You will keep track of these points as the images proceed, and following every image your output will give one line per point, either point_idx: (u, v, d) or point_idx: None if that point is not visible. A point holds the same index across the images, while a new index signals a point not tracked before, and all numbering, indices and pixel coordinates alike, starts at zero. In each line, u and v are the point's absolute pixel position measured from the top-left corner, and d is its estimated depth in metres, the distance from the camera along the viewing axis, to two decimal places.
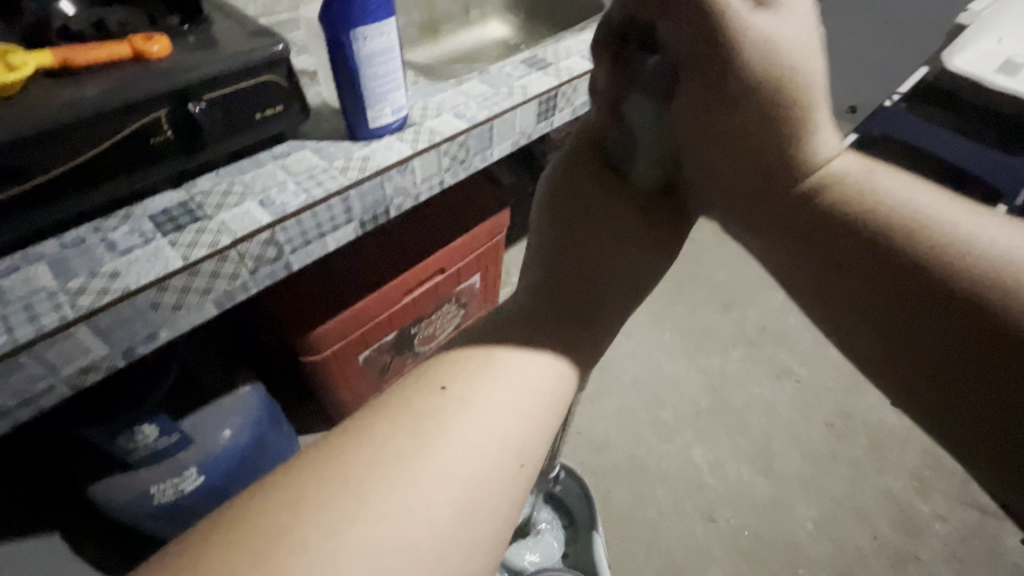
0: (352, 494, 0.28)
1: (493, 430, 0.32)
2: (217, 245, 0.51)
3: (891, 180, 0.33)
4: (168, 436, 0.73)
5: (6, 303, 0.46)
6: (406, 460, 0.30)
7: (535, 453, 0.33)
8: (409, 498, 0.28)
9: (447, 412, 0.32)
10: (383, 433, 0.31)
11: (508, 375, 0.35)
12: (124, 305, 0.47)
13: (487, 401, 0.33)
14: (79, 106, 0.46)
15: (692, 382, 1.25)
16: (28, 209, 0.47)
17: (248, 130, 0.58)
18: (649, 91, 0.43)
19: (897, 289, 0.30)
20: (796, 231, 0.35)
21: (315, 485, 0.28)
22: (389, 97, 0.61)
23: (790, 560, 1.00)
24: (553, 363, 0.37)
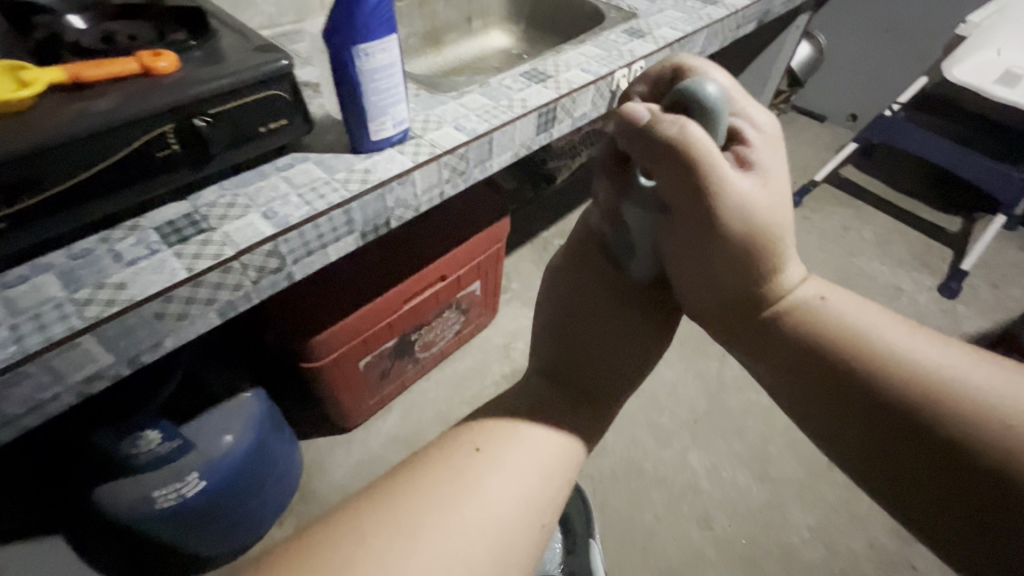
0: (381, 548, 0.31)
1: (519, 489, 0.35)
2: (221, 256, 0.53)
3: (845, 306, 0.39)
4: (171, 441, 0.75)
5: (16, 312, 0.47)
6: (432, 512, 0.33)
7: (554, 512, 0.37)
8: (441, 546, 0.31)
9: (477, 469, 0.36)
10: (425, 483, 0.35)
11: (528, 442, 0.39)
12: (131, 315, 0.48)
13: (514, 462, 0.37)
14: (90, 121, 0.47)
15: (691, 387, 1.26)
16: (36, 220, 0.48)
17: (253, 143, 0.59)
18: (643, 205, 0.45)
19: (862, 414, 0.35)
20: (781, 365, 0.39)
21: (369, 526, 0.32)
22: (390, 111, 0.62)
23: (787, 566, 1.01)
24: (565, 441, 0.41)
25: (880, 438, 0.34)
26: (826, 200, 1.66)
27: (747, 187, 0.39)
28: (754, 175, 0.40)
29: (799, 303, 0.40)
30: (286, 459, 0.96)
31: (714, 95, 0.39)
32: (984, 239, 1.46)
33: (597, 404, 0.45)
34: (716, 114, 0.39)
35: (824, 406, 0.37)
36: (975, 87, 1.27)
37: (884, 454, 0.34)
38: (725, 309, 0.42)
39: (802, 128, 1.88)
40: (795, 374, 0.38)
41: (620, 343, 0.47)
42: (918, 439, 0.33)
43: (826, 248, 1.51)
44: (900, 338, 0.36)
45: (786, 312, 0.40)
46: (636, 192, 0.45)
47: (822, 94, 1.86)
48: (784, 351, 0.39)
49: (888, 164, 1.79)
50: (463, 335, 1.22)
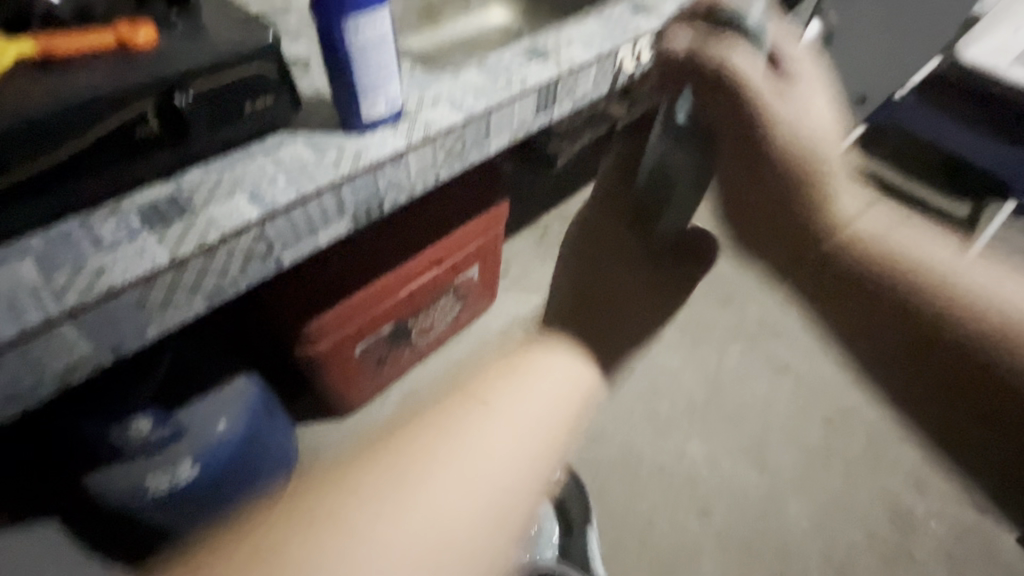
0: (379, 497, 0.31)
1: (522, 444, 0.35)
2: (205, 242, 0.50)
3: (908, 239, 0.42)
4: (163, 428, 0.75)
5: None
6: (434, 458, 0.33)
7: (557, 464, 0.36)
8: (439, 504, 0.31)
9: (476, 421, 0.35)
10: (421, 438, 0.34)
11: (536, 392, 0.37)
12: (111, 303, 0.47)
13: (517, 417, 0.36)
14: (61, 98, 0.45)
15: (691, 375, 1.24)
16: (9, 203, 0.46)
17: (238, 122, 0.56)
18: (690, 144, 0.46)
19: (857, 303, 0.42)
20: (830, 294, 0.43)
21: (363, 478, 0.31)
22: (382, 88, 0.59)
23: (784, 556, 1.01)
24: (578, 382, 0.39)
25: (923, 350, 0.39)
26: None
27: (793, 111, 0.44)
28: (797, 96, 0.44)
29: (858, 237, 0.42)
30: (281, 447, 0.94)
31: (755, 25, 0.44)
32: (992, 227, 1.44)
33: (613, 346, 0.42)
34: (761, 38, 0.44)
35: (884, 327, 0.41)
36: (990, 69, 1.24)
37: (928, 366, 0.40)
38: (759, 205, 0.45)
39: None
40: (826, 292, 0.43)
41: (642, 290, 0.42)
42: (947, 362, 0.39)
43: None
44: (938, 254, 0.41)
45: (849, 242, 0.42)
46: (675, 130, 0.46)
47: None
48: (794, 249, 0.44)
49: (896, 148, 1.75)
50: (461, 321, 1.21)
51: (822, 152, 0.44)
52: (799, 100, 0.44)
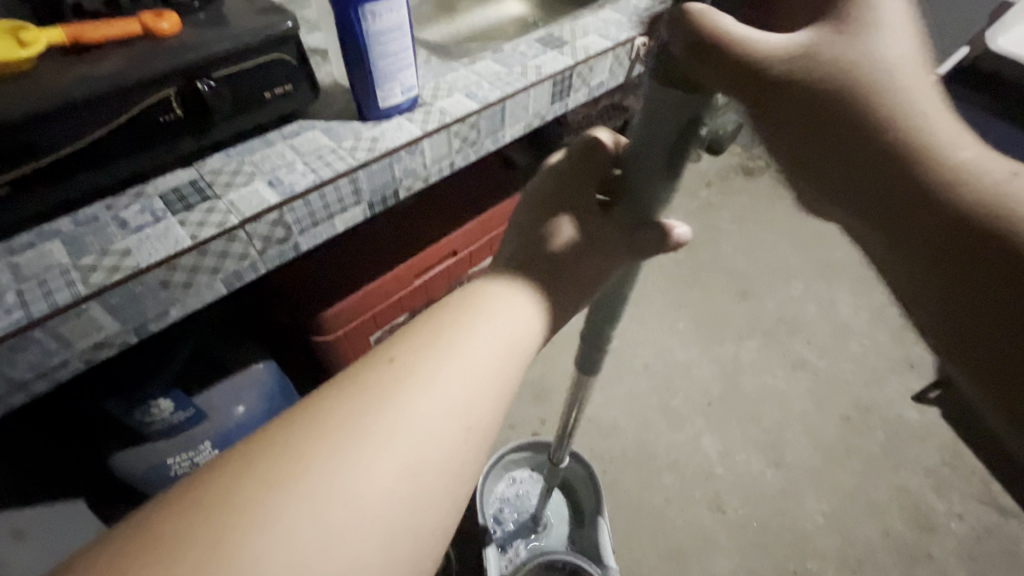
0: (368, 418, 0.34)
1: (442, 399, 0.36)
2: (226, 225, 0.52)
3: (976, 158, 0.31)
4: (184, 411, 0.76)
5: (22, 279, 0.47)
6: (395, 411, 0.35)
7: (478, 416, 0.37)
8: (359, 462, 0.33)
9: (391, 381, 0.36)
10: (336, 403, 0.35)
11: (452, 350, 0.38)
12: (135, 283, 0.48)
13: (432, 375, 0.37)
14: (91, 84, 0.46)
15: (706, 370, 1.23)
16: (40, 185, 0.47)
17: (258, 109, 0.57)
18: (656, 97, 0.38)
19: (917, 232, 0.32)
20: (902, 256, 0.33)
21: (283, 446, 0.33)
22: (399, 76, 0.60)
23: (798, 552, 1.00)
24: (496, 336, 0.40)
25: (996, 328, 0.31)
26: None
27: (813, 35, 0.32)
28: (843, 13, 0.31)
29: (946, 170, 0.31)
30: None
31: None
32: None
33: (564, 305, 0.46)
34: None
35: (942, 295, 0.32)
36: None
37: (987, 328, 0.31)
38: (818, 125, 0.32)
39: None
40: (884, 234, 0.33)
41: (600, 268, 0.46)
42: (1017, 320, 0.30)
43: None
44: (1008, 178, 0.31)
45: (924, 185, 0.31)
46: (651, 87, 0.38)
47: None
48: (855, 173, 0.32)
49: None
50: None
51: (891, 72, 0.31)
52: (883, 38, 0.31)
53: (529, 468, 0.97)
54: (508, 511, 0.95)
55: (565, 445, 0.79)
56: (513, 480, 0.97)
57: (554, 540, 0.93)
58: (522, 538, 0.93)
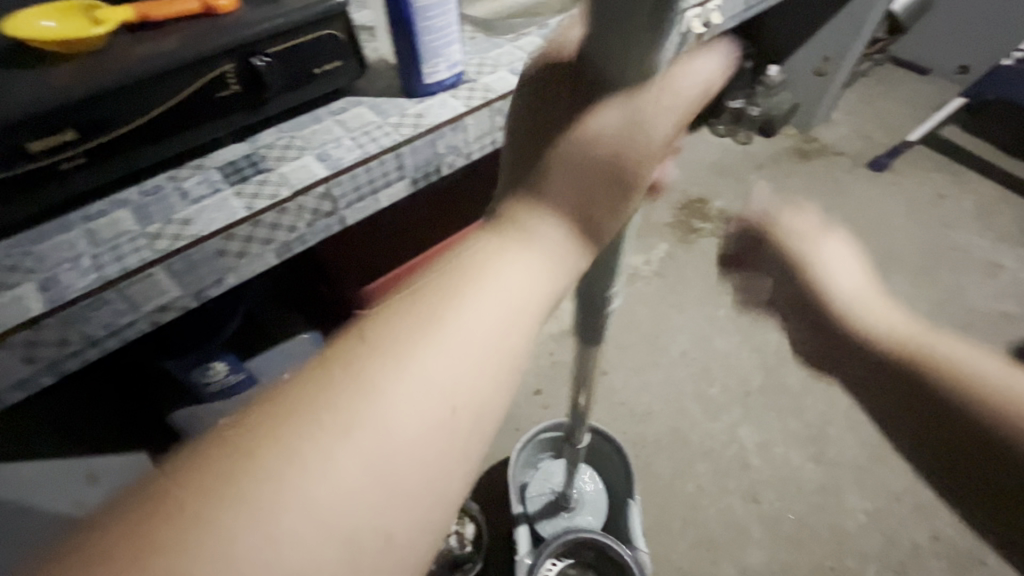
0: (326, 434, 0.22)
1: (440, 400, 0.24)
2: (278, 197, 0.54)
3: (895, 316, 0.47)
4: (237, 373, 0.80)
5: (96, 244, 0.50)
6: (304, 496, 0.21)
7: (488, 421, 0.25)
8: (308, 506, 0.21)
9: (360, 372, 0.24)
10: (278, 412, 0.23)
11: (459, 326, 0.25)
12: (197, 250, 0.51)
13: (425, 367, 0.24)
14: (157, 60, 0.49)
15: (747, 360, 1.19)
16: (112, 156, 0.51)
17: (308, 85, 0.59)
18: None
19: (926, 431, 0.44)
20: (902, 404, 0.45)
21: (186, 492, 0.21)
22: (444, 52, 0.60)
23: (837, 549, 0.97)
24: (525, 302, 0.27)
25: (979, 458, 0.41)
26: (921, 163, 1.50)
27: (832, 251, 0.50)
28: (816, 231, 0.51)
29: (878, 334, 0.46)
30: None
31: None
32: None
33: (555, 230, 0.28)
34: None
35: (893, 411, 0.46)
36: None
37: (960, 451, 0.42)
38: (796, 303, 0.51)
39: (901, 81, 1.68)
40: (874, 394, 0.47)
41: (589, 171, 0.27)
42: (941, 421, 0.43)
43: (916, 222, 1.37)
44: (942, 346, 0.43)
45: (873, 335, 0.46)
46: None
47: (929, 44, 1.65)
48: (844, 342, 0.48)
49: (1001, 124, 1.58)
50: None
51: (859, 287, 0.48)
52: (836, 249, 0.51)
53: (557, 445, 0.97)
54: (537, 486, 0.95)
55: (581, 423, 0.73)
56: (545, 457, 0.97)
57: (582, 520, 0.93)
58: (550, 517, 0.94)
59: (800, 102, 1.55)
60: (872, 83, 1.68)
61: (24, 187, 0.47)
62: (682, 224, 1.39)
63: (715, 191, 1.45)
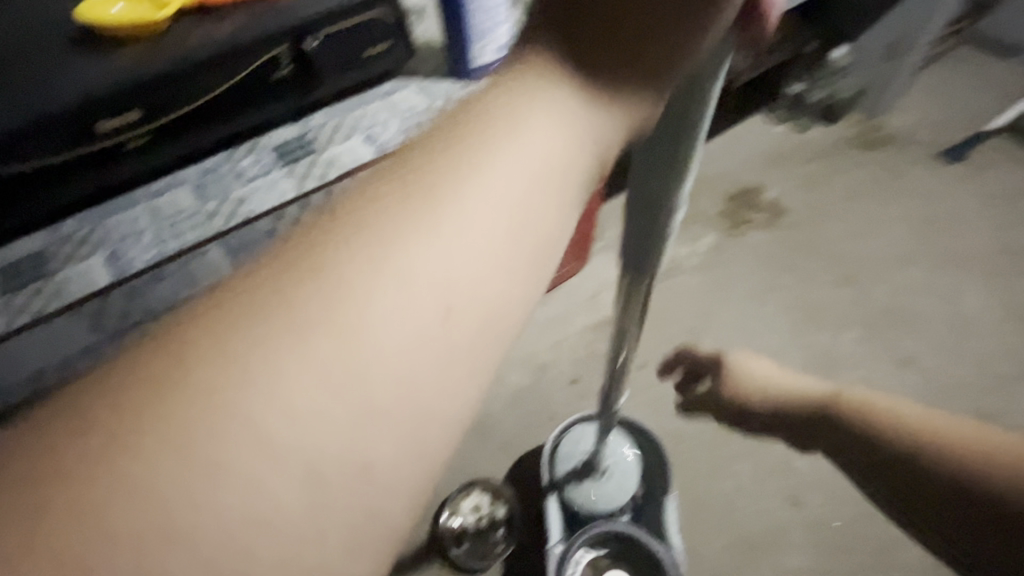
0: (300, 331, 0.20)
1: (434, 297, 0.21)
2: (325, 178, 0.56)
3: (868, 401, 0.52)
4: None
5: (158, 221, 0.53)
6: (277, 393, 0.19)
7: (497, 324, 0.22)
8: (281, 411, 0.19)
9: (336, 262, 0.21)
10: (239, 305, 0.20)
11: (456, 215, 0.22)
12: (247, 229, 0.53)
13: (417, 260, 0.21)
14: (214, 45, 0.50)
15: (796, 359, 1.14)
16: (173, 139, 0.53)
17: (360, 68, 0.59)
18: None
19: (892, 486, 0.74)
20: None
21: (135, 398, 0.18)
22: (491, 33, 0.60)
23: (881, 560, 0.94)
24: (541, 189, 0.23)
25: None
26: (996, 156, 1.40)
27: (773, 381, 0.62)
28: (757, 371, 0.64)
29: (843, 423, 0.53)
30: None
31: None
32: None
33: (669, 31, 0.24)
34: None
35: None
36: None
37: None
38: None
39: (982, 63, 1.54)
40: None
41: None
42: None
43: (981, 223, 1.31)
44: None
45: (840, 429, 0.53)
46: None
47: (1012, 25, 1.52)
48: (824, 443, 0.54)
49: None
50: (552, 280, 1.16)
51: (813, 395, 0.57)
52: None
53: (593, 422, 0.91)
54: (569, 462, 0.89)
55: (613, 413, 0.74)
56: (580, 434, 0.91)
57: (618, 492, 0.86)
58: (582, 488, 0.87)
59: (867, 87, 1.45)
60: (948, 66, 1.55)
61: (89, 164, 0.50)
62: (732, 214, 1.30)
63: (769, 179, 1.36)
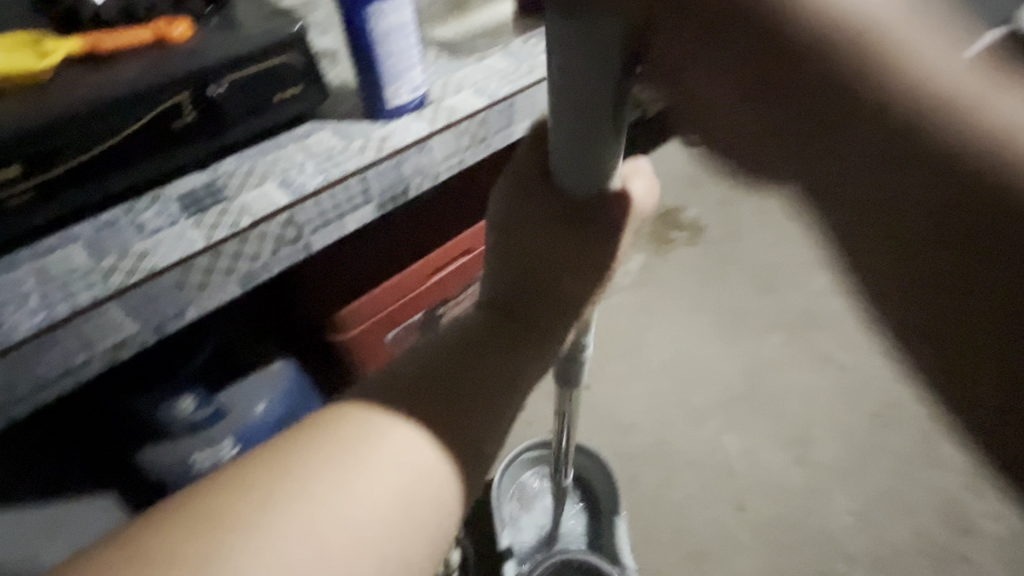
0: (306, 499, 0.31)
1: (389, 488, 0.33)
2: (211, 239, 0.52)
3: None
4: (204, 408, 0.76)
5: (39, 282, 0.48)
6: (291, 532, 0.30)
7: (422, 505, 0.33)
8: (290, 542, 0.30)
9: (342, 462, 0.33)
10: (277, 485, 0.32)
11: (400, 445, 0.34)
12: (152, 284, 0.49)
13: (388, 461, 0.33)
14: (91, 98, 0.49)
15: (728, 367, 1.16)
16: (48, 197, 0.50)
17: (271, 111, 0.58)
18: None
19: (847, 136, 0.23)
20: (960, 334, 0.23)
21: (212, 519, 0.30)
22: (405, 76, 0.60)
23: (824, 553, 0.95)
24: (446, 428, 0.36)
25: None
26: None
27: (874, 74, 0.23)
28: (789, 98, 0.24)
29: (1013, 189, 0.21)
30: None
31: None
32: None
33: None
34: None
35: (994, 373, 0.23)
36: None
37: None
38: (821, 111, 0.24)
39: None
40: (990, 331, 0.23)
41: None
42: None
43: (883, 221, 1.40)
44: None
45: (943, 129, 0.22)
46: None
47: None
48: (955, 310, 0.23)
49: None
50: None
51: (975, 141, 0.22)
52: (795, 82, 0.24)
53: (545, 482, 0.94)
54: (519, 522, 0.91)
55: (569, 440, 0.70)
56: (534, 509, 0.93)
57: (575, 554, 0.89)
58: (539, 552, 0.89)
59: None
60: None
61: None
62: (656, 234, 1.37)
63: (687, 200, 1.43)
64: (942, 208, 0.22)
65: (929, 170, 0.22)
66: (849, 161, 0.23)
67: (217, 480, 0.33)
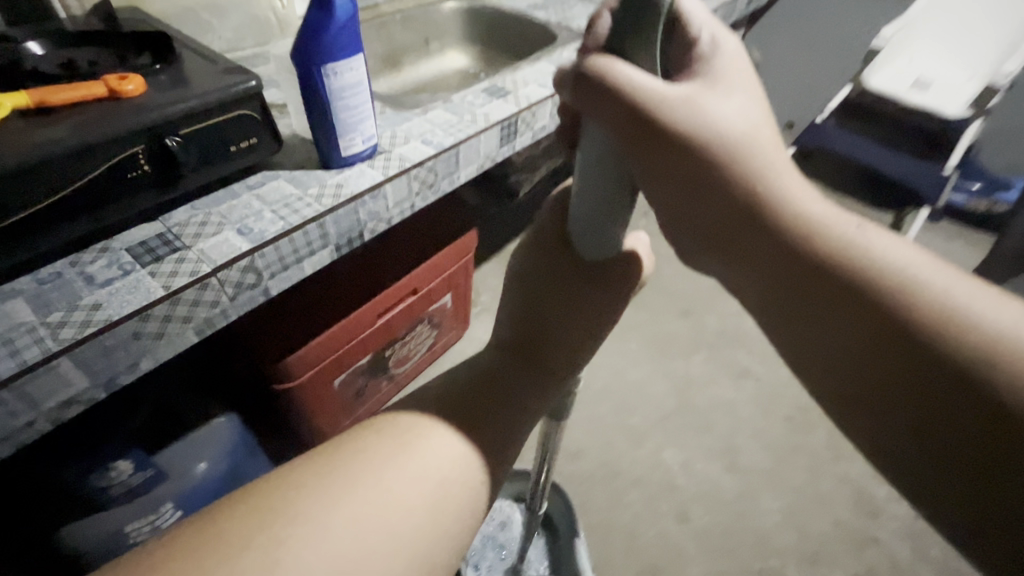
0: (343, 496, 0.32)
1: (421, 490, 0.34)
2: (169, 288, 0.51)
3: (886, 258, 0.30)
4: (145, 470, 0.70)
5: None
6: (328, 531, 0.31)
7: (449, 516, 0.35)
8: (323, 547, 0.30)
9: (379, 461, 0.35)
10: (310, 485, 0.33)
11: (430, 452, 0.36)
12: (107, 335, 0.48)
13: (420, 467, 0.35)
14: (42, 147, 0.47)
15: (660, 387, 1.25)
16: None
17: (226, 160, 0.60)
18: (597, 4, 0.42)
19: (766, 253, 0.31)
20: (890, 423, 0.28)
21: (240, 530, 0.30)
22: (359, 127, 0.64)
23: (760, 551, 1.03)
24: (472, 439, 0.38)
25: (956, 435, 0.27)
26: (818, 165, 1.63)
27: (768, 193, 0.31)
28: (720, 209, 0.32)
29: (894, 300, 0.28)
30: None
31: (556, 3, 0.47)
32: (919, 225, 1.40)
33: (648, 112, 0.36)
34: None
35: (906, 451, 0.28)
36: (891, 95, 1.33)
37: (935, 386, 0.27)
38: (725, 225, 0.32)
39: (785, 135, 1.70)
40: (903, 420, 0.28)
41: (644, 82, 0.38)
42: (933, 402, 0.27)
43: None
44: (897, 252, 0.30)
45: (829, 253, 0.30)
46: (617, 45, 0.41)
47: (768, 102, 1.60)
48: (870, 399, 0.29)
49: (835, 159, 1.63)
50: (437, 350, 1.18)
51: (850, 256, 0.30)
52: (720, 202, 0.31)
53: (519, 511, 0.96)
54: (489, 555, 0.92)
55: (546, 473, 0.72)
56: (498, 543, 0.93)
57: None
58: None
59: None
60: None
61: None
62: None
63: None
64: (840, 300, 0.29)
65: (832, 295, 0.30)
66: (756, 258, 0.32)
67: (258, 483, 0.34)
